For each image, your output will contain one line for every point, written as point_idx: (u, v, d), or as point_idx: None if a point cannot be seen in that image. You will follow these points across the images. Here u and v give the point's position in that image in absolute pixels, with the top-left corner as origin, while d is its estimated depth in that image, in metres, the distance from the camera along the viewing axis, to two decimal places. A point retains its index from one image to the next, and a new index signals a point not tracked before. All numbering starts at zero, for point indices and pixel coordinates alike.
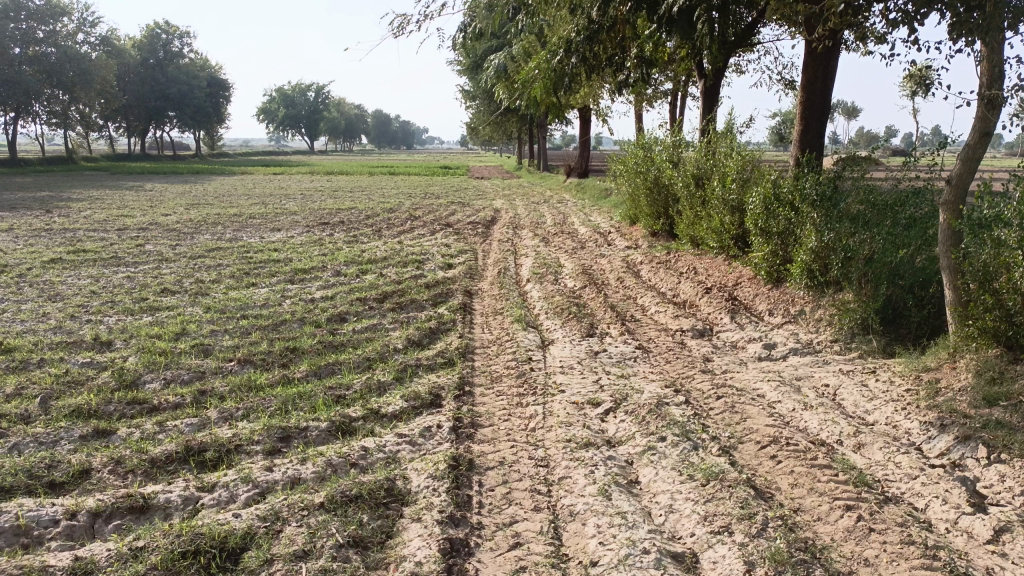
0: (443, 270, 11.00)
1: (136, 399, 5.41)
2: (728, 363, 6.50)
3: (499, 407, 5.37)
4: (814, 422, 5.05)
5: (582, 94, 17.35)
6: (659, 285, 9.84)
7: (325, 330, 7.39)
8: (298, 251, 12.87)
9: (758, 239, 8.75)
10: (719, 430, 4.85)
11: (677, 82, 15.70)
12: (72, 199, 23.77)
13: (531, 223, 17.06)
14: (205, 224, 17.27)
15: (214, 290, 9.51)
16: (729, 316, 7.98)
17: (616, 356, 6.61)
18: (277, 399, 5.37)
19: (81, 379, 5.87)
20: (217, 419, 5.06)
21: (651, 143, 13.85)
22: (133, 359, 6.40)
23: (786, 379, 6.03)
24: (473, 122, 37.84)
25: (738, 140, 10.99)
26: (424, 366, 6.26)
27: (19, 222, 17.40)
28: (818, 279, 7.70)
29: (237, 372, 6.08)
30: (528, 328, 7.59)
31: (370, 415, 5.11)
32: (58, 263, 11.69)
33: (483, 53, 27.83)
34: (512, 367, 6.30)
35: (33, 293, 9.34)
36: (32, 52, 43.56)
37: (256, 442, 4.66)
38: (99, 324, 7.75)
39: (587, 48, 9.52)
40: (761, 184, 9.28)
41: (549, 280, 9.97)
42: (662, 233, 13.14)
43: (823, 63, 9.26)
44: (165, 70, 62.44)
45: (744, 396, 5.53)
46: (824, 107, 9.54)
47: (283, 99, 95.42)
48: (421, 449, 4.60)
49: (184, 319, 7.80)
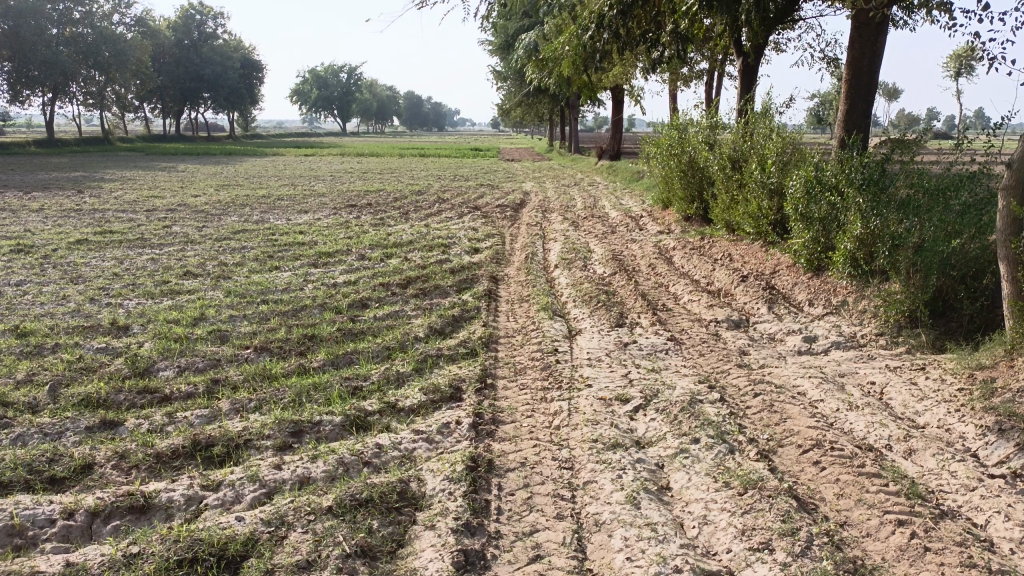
0: (469, 255, 10.73)
1: (147, 388, 5.24)
2: (766, 357, 6.15)
3: (522, 401, 5.10)
4: (860, 424, 4.70)
5: (615, 73, 16.92)
6: (692, 272, 9.47)
7: (345, 316, 7.17)
8: (323, 234, 12.69)
9: (798, 225, 8.43)
10: (757, 432, 4.52)
11: (714, 61, 15.21)
12: (106, 180, 23.88)
13: (561, 206, 16.70)
14: (233, 205, 17.18)
15: (237, 274, 9.35)
16: (766, 306, 7.59)
17: (646, 348, 6.30)
18: (291, 390, 5.15)
19: (93, 366, 5.72)
20: (228, 411, 4.86)
21: (686, 124, 13.41)
22: (148, 345, 6.24)
23: (828, 375, 5.67)
24: (504, 103, 37.47)
25: (778, 121, 10.55)
26: (445, 356, 6.00)
27: (50, 202, 17.48)
28: (862, 268, 7.33)
29: (252, 360, 5.89)
30: (555, 317, 7.30)
31: (386, 409, 4.87)
32: (84, 244, 11.64)
33: (514, 33, 27.43)
34: (537, 358, 6.02)
35: (56, 275, 9.25)
36: (69, 33, 44.00)
37: (266, 437, 4.45)
38: (118, 308, 7.62)
39: (620, 23, 9.19)
40: (803, 167, 8.88)
41: (578, 266, 9.66)
42: (696, 217, 12.75)
43: (871, 40, 8.77)
44: (199, 51, 62.77)
45: (784, 394, 5.19)
46: (871, 86, 9.06)
47: (316, 80, 95.68)
48: (438, 448, 4.35)
49: (204, 304, 7.64)
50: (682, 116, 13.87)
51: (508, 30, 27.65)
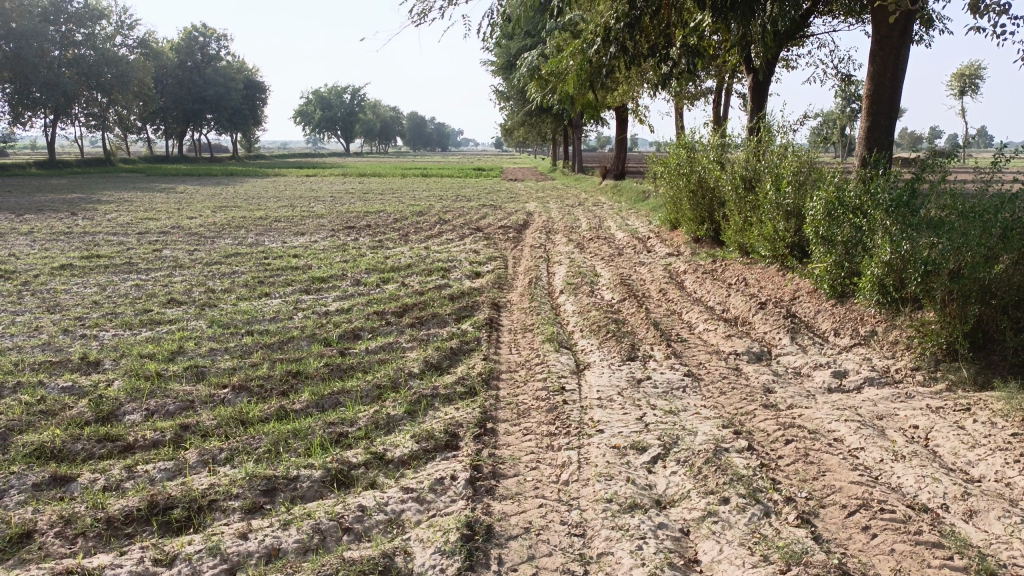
0: (470, 279, 10.23)
1: (109, 435, 4.71)
2: (793, 396, 5.60)
3: (526, 450, 4.55)
4: (909, 479, 4.15)
5: (620, 91, 16.52)
6: (706, 297, 8.94)
7: (335, 349, 6.64)
8: (319, 258, 12.21)
9: (818, 248, 7.93)
10: (793, 490, 3.97)
11: (722, 79, 14.79)
12: (101, 201, 23.46)
13: (566, 227, 16.23)
14: (228, 228, 16.71)
15: (223, 301, 8.85)
16: (788, 337, 7.04)
17: (662, 385, 5.76)
18: (268, 437, 4.61)
19: (54, 409, 5.19)
20: (195, 463, 4.33)
21: (694, 142, 12.95)
22: (117, 384, 5.71)
23: (866, 418, 5.10)
24: (508, 124, 37.20)
25: (793, 140, 10.05)
26: (441, 397, 5.46)
27: (41, 224, 17.05)
28: (891, 296, 6.81)
29: (229, 402, 5.35)
30: (562, 349, 6.76)
31: (373, 461, 4.33)
32: (68, 269, 11.16)
33: (516, 52, 27.16)
34: (541, 398, 5.47)
35: (33, 304, 8.74)
36: (70, 55, 44.05)
37: (234, 497, 3.91)
38: (92, 340, 7.10)
39: (626, 36, 8.76)
40: (823, 187, 8.38)
41: (584, 292, 9.14)
42: (706, 239, 12.23)
43: (893, 52, 8.33)
44: (202, 72, 62.78)
45: (819, 441, 4.64)
46: (894, 100, 8.55)
47: (320, 101, 95.92)
48: (429, 509, 3.81)
49: (183, 335, 7.12)
50: (691, 134, 13.41)
51: (511, 50, 27.38)
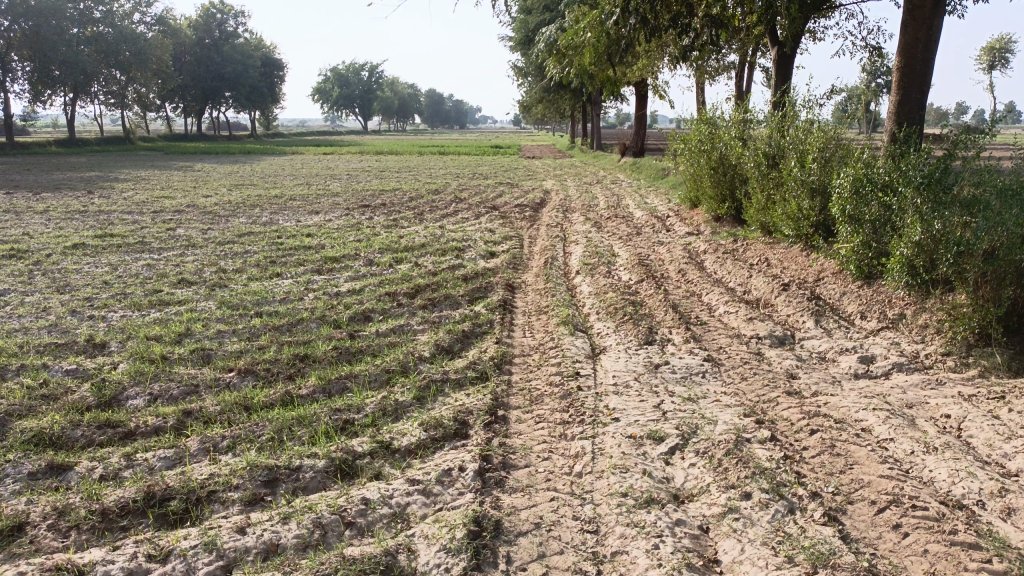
0: (485, 259, 10.03)
1: (109, 422, 4.58)
2: (818, 383, 5.36)
3: (538, 440, 4.37)
4: (941, 473, 3.93)
5: (640, 66, 16.16)
6: (727, 278, 8.68)
7: (344, 331, 6.48)
8: (332, 237, 12.05)
9: (845, 228, 7.65)
10: (819, 484, 3.77)
11: (745, 53, 14.38)
12: (118, 180, 23.43)
13: (583, 205, 15.97)
14: (243, 206, 16.60)
15: (234, 281, 8.72)
16: (812, 320, 6.79)
17: (681, 371, 5.55)
18: (271, 425, 4.47)
19: (56, 394, 5.08)
20: (196, 451, 4.20)
21: (715, 118, 12.62)
22: (121, 367, 5.59)
23: (895, 407, 4.86)
24: (526, 101, 36.80)
25: (819, 115, 9.71)
26: (451, 382, 5.28)
27: (57, 203, 17.03)
28: (921, 277, 6.54)
29: (234, 386, 5.22)
30: (577, 332, 6.55)
31: (379, 451, 4.17)
32: (81, 248, 11.09)
33: (535, 27, 26.74)
34: (555, 384, 5.27)
35: (43, 284, 8.66)
36: (89, 33, 43.97)
37: (233, 488, 3.77)
38: (100, 321, 6.99)
39: (646, 7, 8.48)
40: (850, 164, 8.07)
41: (601, 272, 8.92)
42: (727, 218, 11.93)
43: (926, 23, 7.96)
44: (220, 50, 62.63)
45: (846, 431, 4.43)
46: (926, 73, 8.18)
47: (338, 78, 95.59)
48: (435, 503, 3.64)
49: (191, 316, 7.00)
50: (713, 110, 13.05)
51: (529, 25, 26.96)
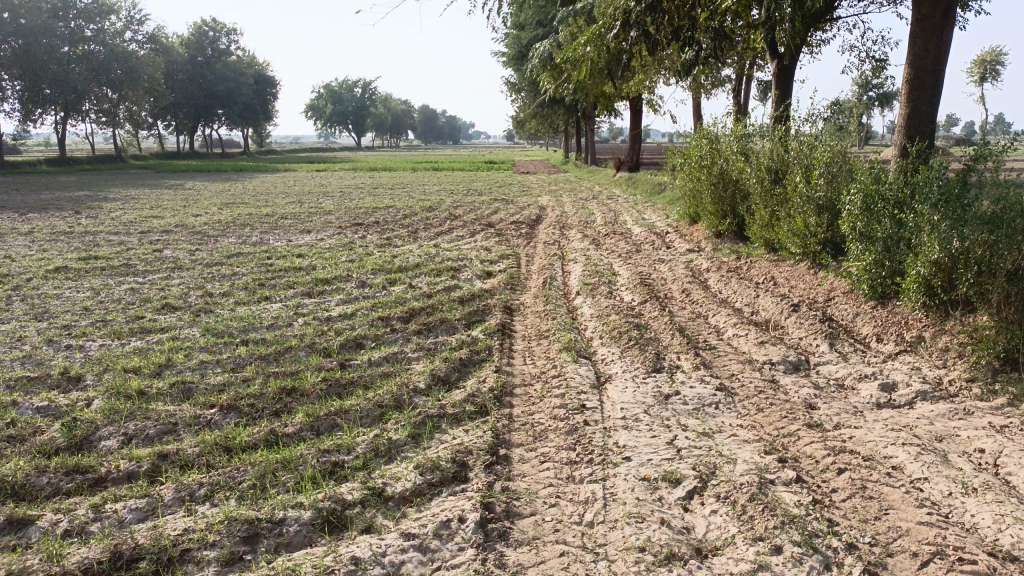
0: (481, 280, 9.72)
1: (79, 467, 4.23)
2: (839, 414, 5.03)
3: (543, 483, 4.03)
4: (985, 518, 3.59)
5: (637, 80, 15.94)
6: (733, 298, 8.37)
7: (335, 361, 6.14)
8: (324, 257, 11.72)
9: (856, 245, 7.36)
10: (853, 534, 3.44)
11: (743, 66, 14.16)
12: (107, 199, 23.15)
13: (580, 222, 15.68)
14: (233, 225, 16.28)
15: (220, 306, 8.37)
16: (826, 343, 6.48)
17: (693, 402, 5.22)
18: (254, 469, 4.12)
19: (24, 435, 4.72)
20: (171, 501, 3.85)
21: (714, 132, 12.36)
22: (95, 404, 5.24)
23: (925, 441, 4.52)
24: (520, 116, 36.63)
25: (824, 129, 9.44)
26: (448, 417, 4.93)
27: (43, 224, 16.68)
28: (940, 298, 6.25)
29: (216, 424, 4.87)
30: (580, 359, 6.22)
31: (371, 498, 3.82)
32: (63, 272, 10.73)
33: (528, 43, 26.60)
34: (560, 418, 4.92)
35: (21, 311, 8.30)
36: (81, 51, 43.62)
37: (209, 545, 3.42)
38: (77, 352, 6.63)
39: (647, 20, 8.24)
40: (860, 179, 7.78)
41: (603, 292, 8.60)
42: (728, 234, 11.65)
43: (936, 33, 7.72)
44: (212, 67, 62.49)
45: (876, 471, 4.10)
46: (937, 85, 7.92)
47: (331, 95, 95.65)
48: (434, 560, 3.30)
49: (173, 346, 6.64)
50: (712, 124, 12.80)
51: (523, 40, 26.84)
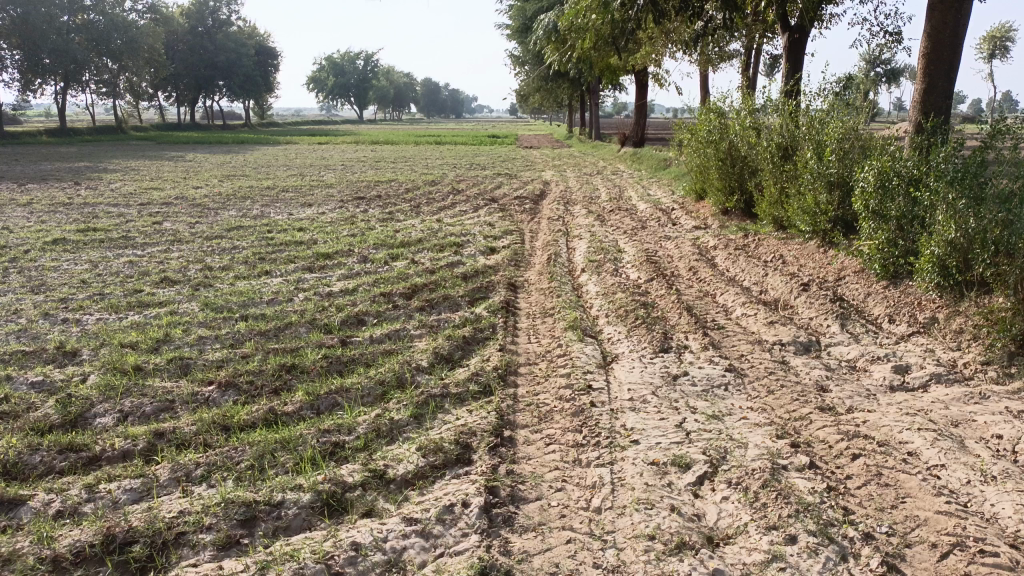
0: (485, 256, 9.58)
1: (72, 445, 4.12)
2: (851, 397, 4.91)
3: (549, 466, 3.92)
4: (1006, 508, 3.48)
5: (643, 53, 15.66)
6: (741, 277, 8.22)
7: (336, 337, 6.01)
8: (325, 231, 11.58)
9: (869, 224, 7.20)
10: (870, 524, 3.32)
11: (752, 39, 13.89)
12: (107, 170, 22.94)
13: (585, 197, 15.50)
14: (234, 198, 16.12)
15: (220, 280, 8.24)
16: (838, 324, 6.35)
17: (701, 383, 5.10)
18: (252, 450, 4.01)
19: (16, 411, 4.61)
20: (166, 481, 3.74)
21: (722, 107, 12.14)
22: (90, 380, 5.12)
23: (941, 426, 4.40)
24: (523, 90, 36.26)
25: (836, 105, 9.23)
26: (452, 397, 4.81)
27: (42, 195, 16.51)
28: (955, 278, 6.10)
29: (214, 402, 4.75)
30: (586, 338, 6.09)
31: (372, 481, 3.71)
32: (62, 244, 10.60)
33: (533, 15, 26.20)
34: (565, 399, 4.81)
35: (18, 283, 8.17)
36: (80, 20, 43.01)
37: (205, 529, 3.31)
38: (73, 326, 6.51)
39: None
40: (874, 156, 7.60)
41: (608, 270, 8.46)
42: (735, 211, 11.48)
43: (954, 6, 7.50)
44: (213, 38, 61.83)
45: (891, 457, 3.98)
46: (954, 60, 7.71)
47: (334, 67, 94.92)
48: (436, 547, 3.20)
49: (171, 320, 6.51)
50: (720, 99, 12.57)
51: (527, 12, 26.44)
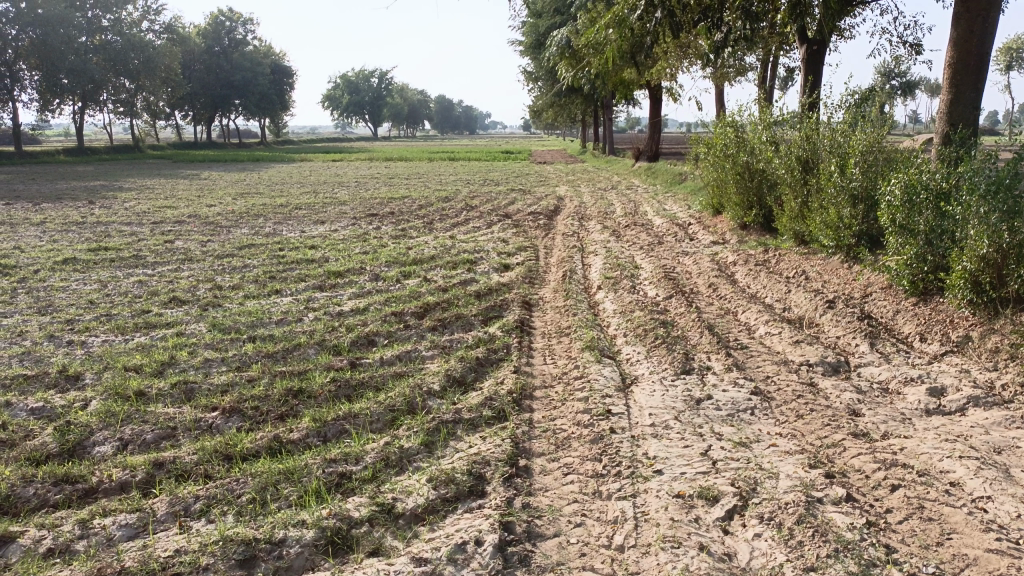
0: (498, 273, 9.39)
1: (69, 476, 3.95)
2: (885, 422, 4.65)
3: (568, 499, 3.70)
4: None
5: (658, 67, 15.49)
6: (763, 293, 7.98)
7: (345, 359, 5.82)
8: (337, 248, 11.44)
9: (896, 239, 6.94)
10: (915, 564, 3.06)
11: (769, 52, 13.68)
12: (122, 189, 23.00)
13: (599, 213, 15.30)
14: (247, 216, 16.05)
15: (229, 300, 8.09)
16: (866, 343, 6.09)
17: (726, 407, 4.85)
18: (254, 481, 3.81)
19: (14, 440, 4.45)
20: (164, 516, 3.55)
21: (739, 120, 11.92)
22: (92, 405, 4.96)
23: (984, 453, 4.13)
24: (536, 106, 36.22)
25: (857, 117, 8.99)
26: (464, 424, 4.60)
27: (56, 214, 16.50)
28: (989, 295, 5.83)
29: (217, 429, 4.57)
30: (603, 359, 5.86)
31: (380, 516, 3.50)
32: (72, 263, 10.50)
33: (546, 31, 26.14)
34: (583, 425, 4.58)
35: (25, 304, 8.05)
36: (98, 41, 43.42)
37: (201, 570, 3.11)
38: (78, 348, 6.37)
39: None
40: (900, 169, 7.35)
41: (625, 287, 8.24)
42: (754, 226, 11.24)
43: (981, 13, 7.28)
44: (229, 57, 62.37)
45: (933, 488, 3.72)
46: (982, 68, 7.46)
47: (348, 86, 95.59)
48: None
49: (177, 342, 6.35)
50: (736, 112, 12.37)
51: (540, 28, 26.38)
